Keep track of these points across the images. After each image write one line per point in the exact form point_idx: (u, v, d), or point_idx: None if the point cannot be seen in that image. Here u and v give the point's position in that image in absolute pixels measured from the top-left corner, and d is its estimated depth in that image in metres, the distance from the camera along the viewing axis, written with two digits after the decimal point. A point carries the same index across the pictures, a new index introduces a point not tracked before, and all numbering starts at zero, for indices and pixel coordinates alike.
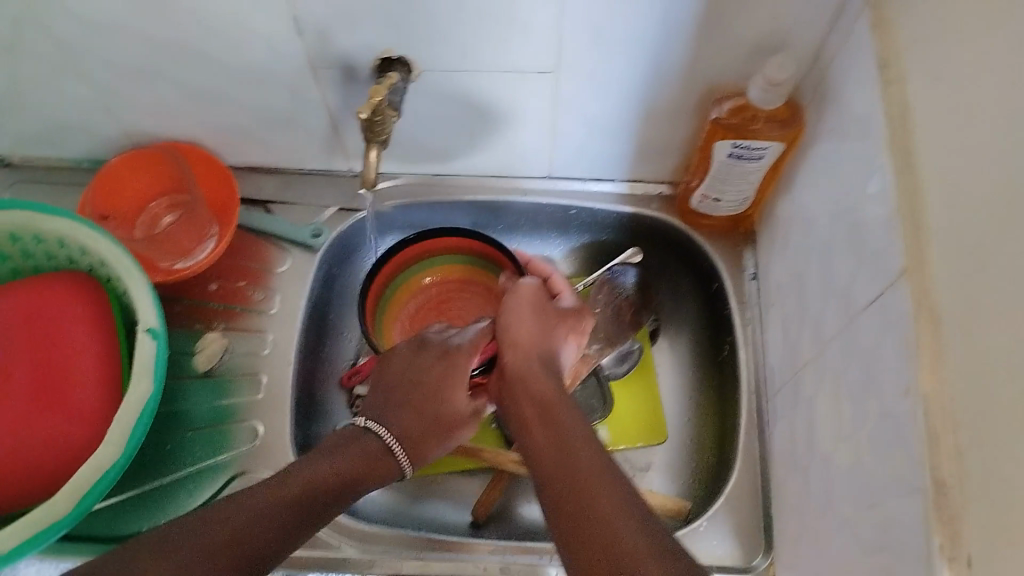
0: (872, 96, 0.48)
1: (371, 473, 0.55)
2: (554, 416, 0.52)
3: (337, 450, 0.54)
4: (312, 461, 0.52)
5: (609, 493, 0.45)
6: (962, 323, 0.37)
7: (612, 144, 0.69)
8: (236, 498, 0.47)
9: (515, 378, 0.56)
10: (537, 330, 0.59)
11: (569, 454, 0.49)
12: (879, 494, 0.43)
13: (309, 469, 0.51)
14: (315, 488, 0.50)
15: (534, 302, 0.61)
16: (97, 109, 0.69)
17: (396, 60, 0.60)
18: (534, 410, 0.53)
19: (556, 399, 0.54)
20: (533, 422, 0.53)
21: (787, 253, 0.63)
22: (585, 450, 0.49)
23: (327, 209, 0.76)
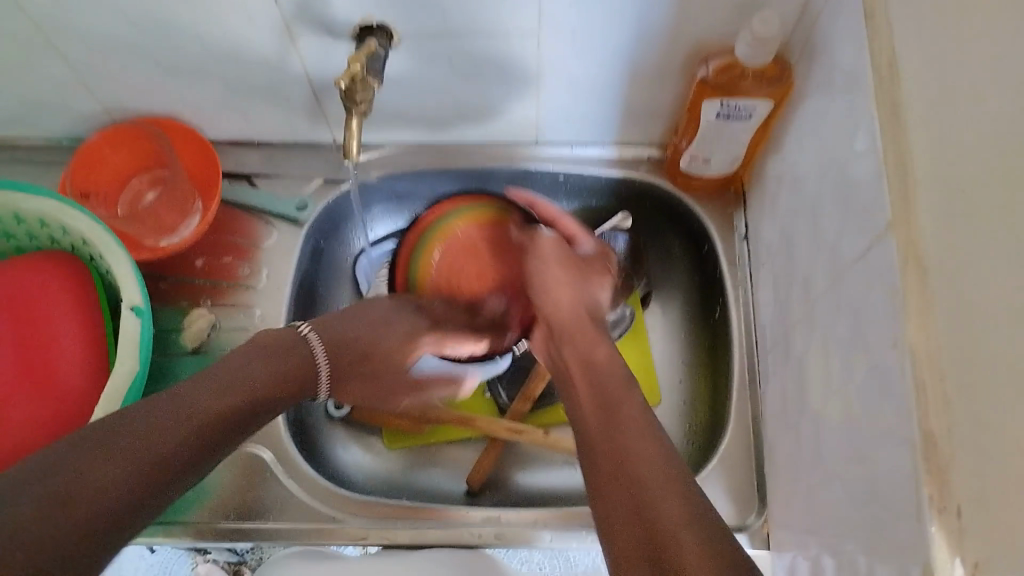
0: (859, 49, 0.47)
1: (302, 383, 0.57)
2: (604, 372, 0.54)
3: (274, 357, 0.56)
4: (249, 367, 0.54)
5: (636, 430, 0.48)
6: (950, 280, 0.36)
7: (599, 106, 0.68)
8: (180, 392, 0.48)
9: (566, 340, 0.59)
10: (575, 289, 0.62)
11: (617, 410, 0.50)
12: (868, 452, 0.42)
13: (245, 374, 0.53)
14: (249, 395, 0.52)
15: (558, 256, 0.63)
16: (73, 86, 0.68)
17: (375, 27, 0.59)
18: (583, 370, 0.55)
19: (603, 356, 0.56)
20: (581, 384, 0.55)
21: (777, 213, 0.62)
22: (634, 409, 0.50)
23: (313, 181, 0.75)
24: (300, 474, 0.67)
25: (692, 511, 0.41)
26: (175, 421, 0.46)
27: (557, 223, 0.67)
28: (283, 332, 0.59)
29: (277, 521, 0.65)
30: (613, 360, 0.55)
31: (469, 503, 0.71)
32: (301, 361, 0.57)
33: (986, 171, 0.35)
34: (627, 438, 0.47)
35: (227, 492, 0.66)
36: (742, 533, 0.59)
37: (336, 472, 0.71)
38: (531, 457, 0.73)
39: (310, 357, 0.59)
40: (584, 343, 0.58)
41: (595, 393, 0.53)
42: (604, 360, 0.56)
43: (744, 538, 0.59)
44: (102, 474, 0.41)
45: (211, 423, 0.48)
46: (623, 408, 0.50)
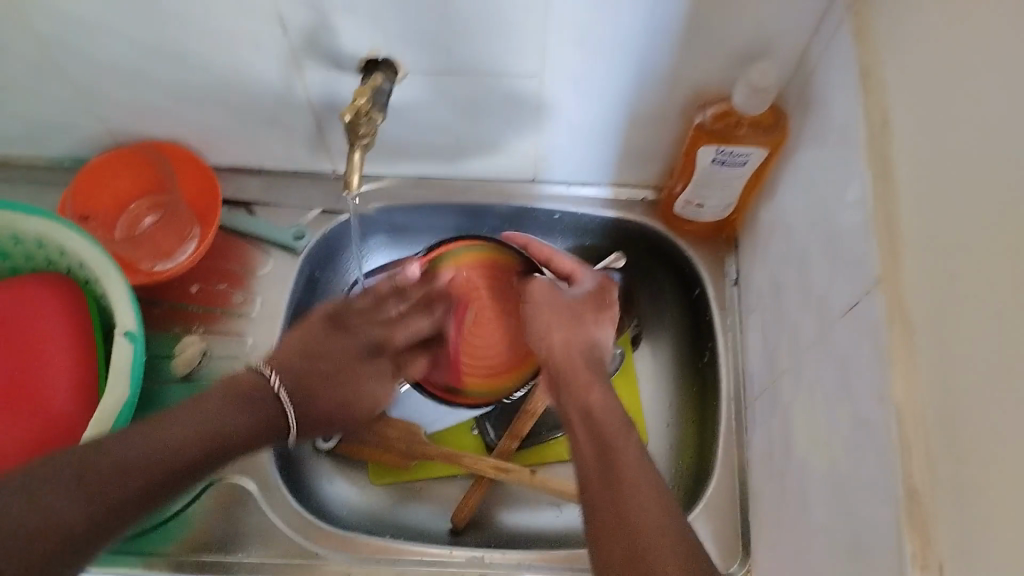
0: (851, 103, 0.48)
1: (271, 429, 0.53)
2: (601, 417, 0.51)
3: (247, 405, 0.52)
4: (217, 409, 0.50)
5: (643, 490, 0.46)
6: (935, 331, 0.37)
7: (597, 149, 0.69)
8: (137, 433, 0.46)
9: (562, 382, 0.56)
10: (578, 331, 0.58)
11: (617, 460, 0.48)
12: (852, 503, 0.42)
13: (210, 416, 0.49)
14: (210, 442, 0.49)
15: (553, 297, 0.60)
16: (80, 108, 0.69)
17: (380, 61, 0.60)
18: (581, 420, 0.52)
19: (600, 400, 0.53)
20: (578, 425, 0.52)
21: (767, 260, 0.63)
22: (631, 457, 0.48)
23: (311, 211, 0.76)
24: (285, 507, 0.67)
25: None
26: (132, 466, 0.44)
27: (551, 258, 0.66)
28: (254, 377, 0.54)
29: (259, 553, 0.64)
30: (612, 408, 0.52)
31: (452, 543, 0.70)
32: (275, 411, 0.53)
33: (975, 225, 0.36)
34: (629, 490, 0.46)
35: (211, 522, 0.65)
36: None
37: (322, 506, 0.70)
38: (517, 497, 0.73)
39: (277, 406, 0.53)
40: (582, 379, 0.55)
41: (594, 440, 0.50)
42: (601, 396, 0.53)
43: None
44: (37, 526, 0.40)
45: (161, 469, 0.46)
46: (624, 456, 0.48)
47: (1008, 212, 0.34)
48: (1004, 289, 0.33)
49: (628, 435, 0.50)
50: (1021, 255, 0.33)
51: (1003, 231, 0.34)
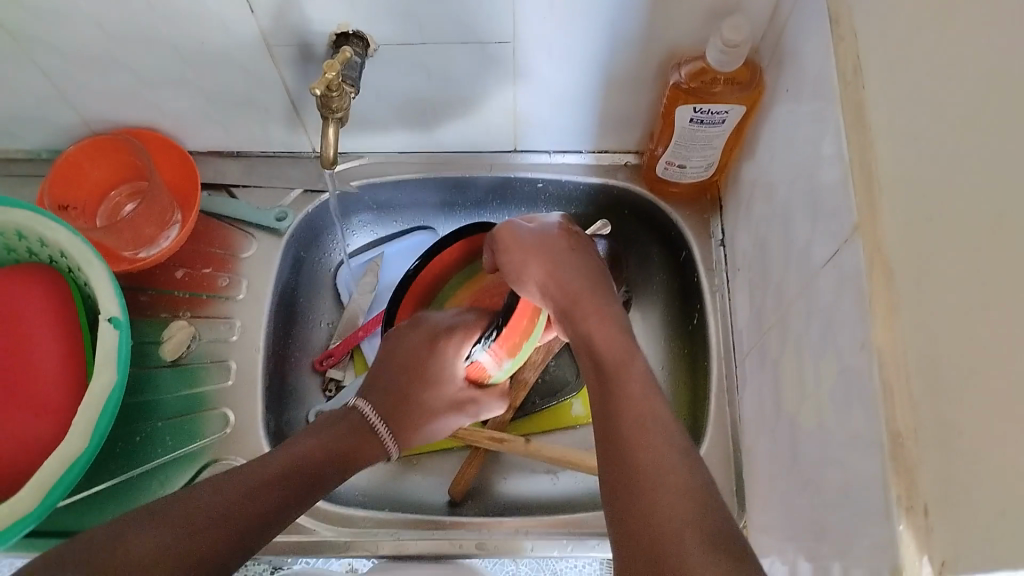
0: (824, 53, 0.47)
1: (348, 460, 0.60)
2: (603, 351, 0.56)
3: (319, 436, 0.59)
4: (298, 447, 0.57)
5: (643, 408, 0.51)
6: (913, 277, 0.37)
7: (576, 115, 0.68)
8: (233, 474, 0.52)
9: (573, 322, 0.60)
10: (562, 265, 0.61)
11: (622, 392, 0.53)
12: (840, 453, 0.42)
13: (295, 452, 0.56)
14: (300, 468, 0.55)
15: (521, 235, 0.62)
16: (52, 99, 0.68)
17: (351, 35, 0.59)
18: (588, 360, 0.57)
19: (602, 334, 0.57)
20: (586, 363, 0.57)
21: (750, 218, 0.62)
22: (636, 389, 0.53)
23: (292, 192, 0.75)
24: None
25: (693, 517, 0.43)
26: (237, 497, 0.50)
27: None
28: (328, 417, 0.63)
29: None
30: (619, 343, 0.57)
31: (451, 513, 0.70)
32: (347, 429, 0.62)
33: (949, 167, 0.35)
34: (639, 436, 0.49)
35: None
36: None
37: None
38: (513, 466, 0.73)
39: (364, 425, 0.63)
40: (587, 307, 0.59)
41: (601, 382, 0.54)
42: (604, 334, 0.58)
43: None
44: (162, 550, 0.45)
45: (261, 495, 0.51)
46: (628, 402, 0.52)
47: (983, 151, 0.33)
48: (982, 228, 0.33)
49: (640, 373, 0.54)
50: (997, 192, 0.32)
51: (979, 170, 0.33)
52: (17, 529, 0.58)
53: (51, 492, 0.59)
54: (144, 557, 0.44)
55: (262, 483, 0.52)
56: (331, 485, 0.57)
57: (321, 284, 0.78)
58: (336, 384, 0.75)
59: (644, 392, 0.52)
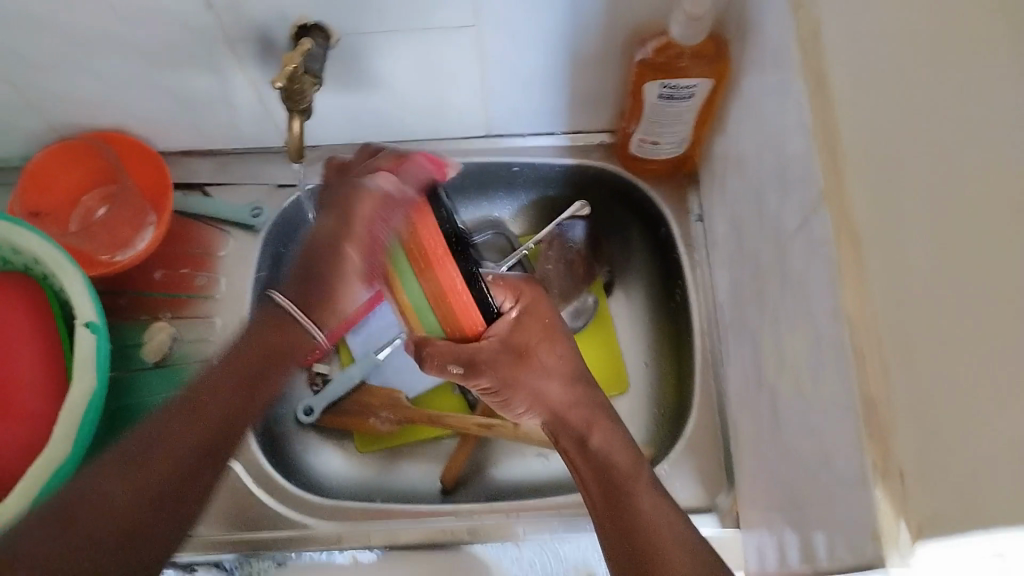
0: (785, 22, 0.47)
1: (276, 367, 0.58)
2: (612, 453, 0.55)
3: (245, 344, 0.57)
4: (213, 390, 0.54)
5: (647, 499, 0.51)
6: (880, 242, 0.37)
7: (547, 97, 0.68)
8: (158, 432, 0.50)
9: (602, 460, 0.55)
10: (564, 386, 0.59)
11: (629, 492, 0.52)
12: (818, 423, 0.42)
13: (212, 399, 0.53)
14: (216, 424, 0.52)
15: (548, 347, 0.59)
16: (18, 106, 0.67)
17: (311, 26, 0.58)
18: (595, 469, 0.55)
19: (620, 452, 0.55)
20: (591, 479, 0.55)
21: (726, 192, 0.62)
22: (645, 488, 0.52)
23: (266, 188, 0.75)
24: (274, 485, 0.67)
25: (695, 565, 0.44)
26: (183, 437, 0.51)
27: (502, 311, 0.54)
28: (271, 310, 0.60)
29: (252, 531, 0.65)
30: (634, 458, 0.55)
31: (445, 500, 0.71)
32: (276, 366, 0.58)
33: None
34: (651, 530, 0.49)
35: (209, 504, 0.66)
36: (713, 513, 0.60)
37: (310, 479, 0.71)
38: (502, 453, 0.73)
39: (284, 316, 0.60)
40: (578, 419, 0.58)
41: (603, 480, 0.54)
42: (607, 449, 0.55)
43: (714, 518, 0.60)
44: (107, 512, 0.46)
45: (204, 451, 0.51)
46: (641, 501, 0.51)
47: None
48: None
49: (640, 469, 0.54)
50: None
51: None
52: None
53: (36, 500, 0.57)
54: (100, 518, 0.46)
55: (186, 445, 0.51)
56: (254, 424, 0.56)
57: None
58: (323, 378, 0.76)
59: (654, 495, 0.52)
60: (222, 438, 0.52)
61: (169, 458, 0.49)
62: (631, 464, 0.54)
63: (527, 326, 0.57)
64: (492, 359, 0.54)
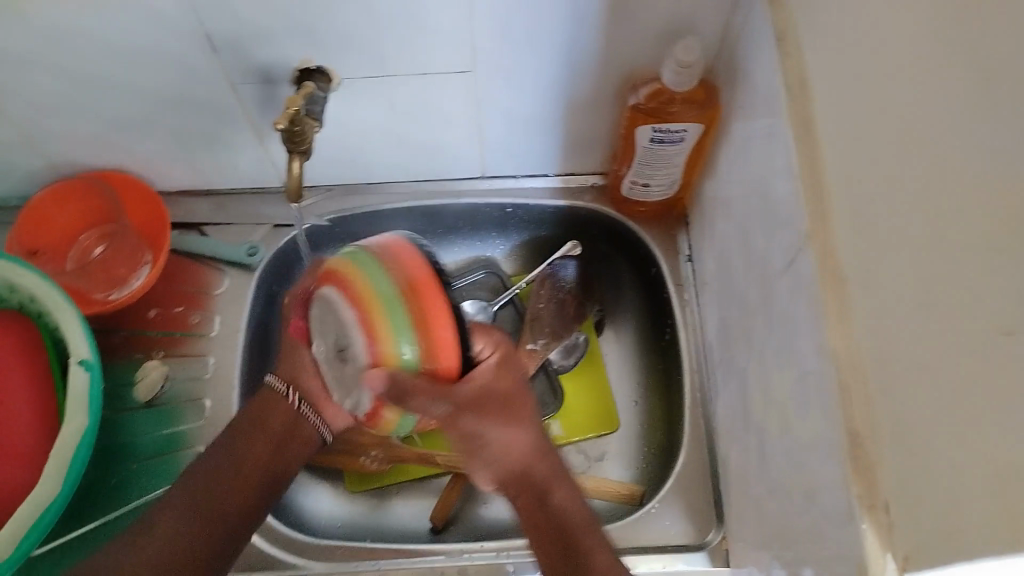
0: (772, 71, 0.49)
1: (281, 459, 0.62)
2: (569, 509, 0.54)
3: (258, 427, 0.62)
4: (245, 452, 0.61)
5: (607, 564, 0.52)
6: (865, 278, 0.38)
7: (541, 141, 0.69)
8: (185, 489, 0.58)
9: (559, 520, 0.53)
10: (530, 438, 0.53)
11: (585, 559, 0.52)
12: (804, 458, 0.43)
13: (235, 457, 0.60)
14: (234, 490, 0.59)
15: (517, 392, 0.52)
16: (21, 146, 0.68)
17: (314, 70, 0.59)
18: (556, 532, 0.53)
19: (580, 516, 0.54)
20: (544, 526, 0.53)
21: (714, 234, 0.64)
22: (603, 556, 0.52)
23: (262, 228, 0.76)
24: (263, 525, 0.67)
25: None
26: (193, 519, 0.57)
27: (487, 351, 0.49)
28: (272, 395, 0.63)
29: (238, 571, 0.64)
30: (591, 522, 0.53)
31: (434, 540, 0.70)
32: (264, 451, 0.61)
33: (902, 167, 0.36)
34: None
35: None
36: (703, 551, 0.60)
37: (300, 519, 0.70)
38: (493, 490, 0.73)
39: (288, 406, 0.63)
40: (546, 474, 0.53)
41: (560, 541, 0.53)
42: (564, 505, 0.54)
43: (705, 556, 0.59)
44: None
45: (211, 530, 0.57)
46: (598, 564, 0.51)
47: (938, 150, 0.34)
48: (937, 221, 0.34)
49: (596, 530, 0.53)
50: (951, 187, 0.33)
51: (934, 166, 0.34)
52: None
53: (23, 542, 0.58)
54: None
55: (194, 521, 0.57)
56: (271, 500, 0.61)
57: None
58: None
59: (608, 555, 0.52)
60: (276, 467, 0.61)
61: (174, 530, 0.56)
62: (588, 523, 0.53)
63: (499, 379, 0.49)
64: (473, 404, 0.48)
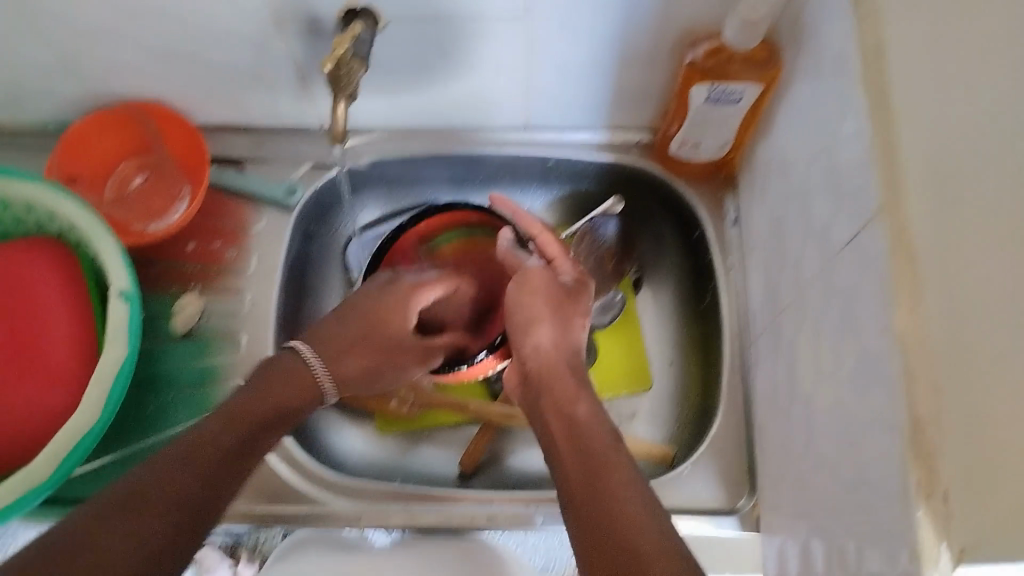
0: (846, 34, 0.47)
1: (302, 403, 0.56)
2: (588, 429, 0.51)
3: (266, 383, 0.55)
4: (249, 398, 0.53)
5: (622, 474, 0.47)
6: (937, 271, 0.37)
7: (592, 92, 0.67)
8: (179, 447, 0.48)
9: (580, 433, 0.51)
10: (554, 332, 0.57)
11: (603, 472, 0.47)
12: (857, 439, 0.43)
13: (236, 417, 0.52)
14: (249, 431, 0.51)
15: (545, 287, 0.60)
16: (61, 74, 0.67)
17: (361, 9, 0.57)
18: (563, 427, 0.52)
19: (586, 415, 0.52)
20: (563, 444, 0.51)
21: (765, 198, 0.62)
22: (620, 474, 0.47)
23: (302, 165, 0.75)
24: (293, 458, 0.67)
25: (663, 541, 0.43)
26: (198, 470, 0.47)
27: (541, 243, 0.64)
28: (286, 356, 0.59)
29: (271, 504, 0.65)
30: (595, 416, 0.52)
31: (462, 486, 0.71)
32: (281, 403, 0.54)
33: None
34: (631, 525, 0.44)
35: None
36: (733, 516, 0.60)
37: (330, 457, 0.71)
38: (521, 440, 0.73)
39: (308, 373, 0.58)
40: (563, 395, 0.54)
41: (577, 450, 0.50)
42: (586, 420, 0.52)
43: (734, 521, 0.60)
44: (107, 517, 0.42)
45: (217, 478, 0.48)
46: (610, 472, 0.47)
47: None
48: None
49: (618, 451, 0.49)
50: None
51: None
52: (34, 495, 0.58)
53: (63, 464, 0.59)
54: (106, 519, 0.42)
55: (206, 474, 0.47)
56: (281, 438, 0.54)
57: (335, 261, 0.77)
58: None
59: (628, 474, 0.47)
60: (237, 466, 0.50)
61: (190, 481, 0.46)
62: (605, 434, 0.51)
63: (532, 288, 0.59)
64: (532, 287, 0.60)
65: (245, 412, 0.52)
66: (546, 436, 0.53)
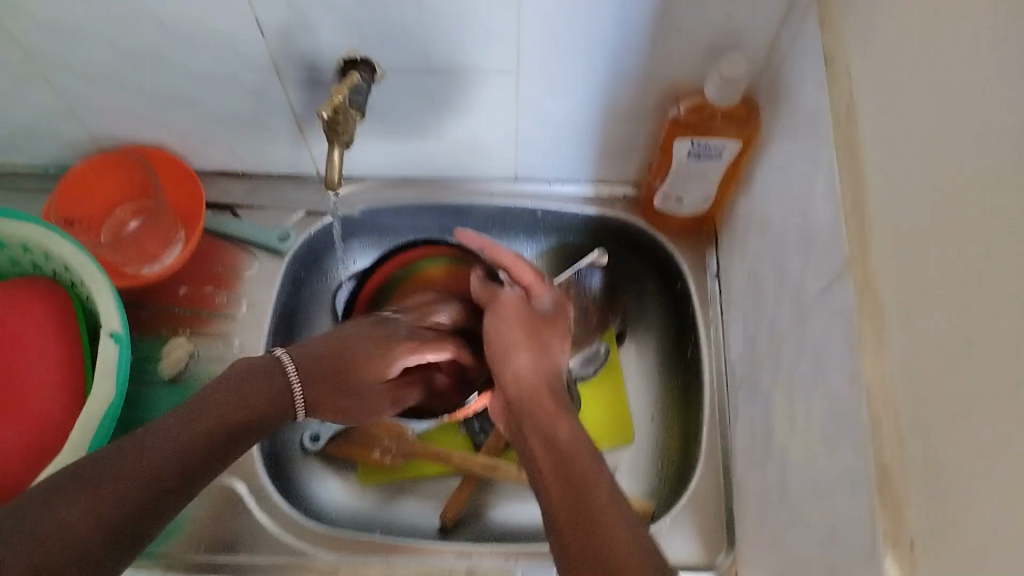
0: (820, 91, 0.49)
1: (278, 406, 0.54)
2: (569, 451, 0.50)
3: (246, 379, 0.53)
4: (228, 390, 0.52)
5: (604, 488, 0.46)
6: (903, 310, 0.38)
7: (578, 148, 0.70)
8: (151, 429, 0.46)
9: (563, 453, 0.50)
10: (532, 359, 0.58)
11: (588, 494, 0.46)
12: (831, 483, 0.43)
13: (213, 408, 0.50)
14: (223, 424, 0.50)
15: (518, 315, 0.60)
16: (65, 116, 0.69)
17: (359, 60, 0.60)
18: (544, 448, 0.51)
19: (566, 433, 0.51)
20: (548, 473, 0.49)
21: (744, 252, 0.64)
22: (601, 492, 0.46)
23: (296, 213, 0.77)
24: (272, 508, 0.67)
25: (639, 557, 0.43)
26: (168, 458, 0.46)
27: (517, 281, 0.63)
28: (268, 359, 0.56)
29: (248, 553, 0.65)
30: (577, 439, 0.51)
31: (443, 539, 0.70)
32: (260, 402, 0.53)
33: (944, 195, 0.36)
34: (614, 546, 0.43)
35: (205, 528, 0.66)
36: (712, 572, 0.60)
37: (311, 506, 0.71)
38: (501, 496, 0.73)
39: (285, 384, 0.55)
40: (546, 418, 0.53)
41: (560, 473, 0.48)
42: (569, 443, 0.51)
43: None
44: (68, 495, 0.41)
45: (186, 467, 0.46)
46: (593, 485, 0.47)
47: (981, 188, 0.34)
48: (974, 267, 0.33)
49: (597, 463, 0.48)
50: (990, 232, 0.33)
51: (977, 202, 0.34)
52: None
53: None
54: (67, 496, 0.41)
55: (173, 463, 0.46)
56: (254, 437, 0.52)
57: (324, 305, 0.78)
58: None
59: (608, 489, 0.46)
60: (166, 489, 0.45)
61: (158, 467, 0.45)
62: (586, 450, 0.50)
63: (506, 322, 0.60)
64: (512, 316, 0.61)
65: (226, 404, 0.51)
66: (529, 459, 0.52)
